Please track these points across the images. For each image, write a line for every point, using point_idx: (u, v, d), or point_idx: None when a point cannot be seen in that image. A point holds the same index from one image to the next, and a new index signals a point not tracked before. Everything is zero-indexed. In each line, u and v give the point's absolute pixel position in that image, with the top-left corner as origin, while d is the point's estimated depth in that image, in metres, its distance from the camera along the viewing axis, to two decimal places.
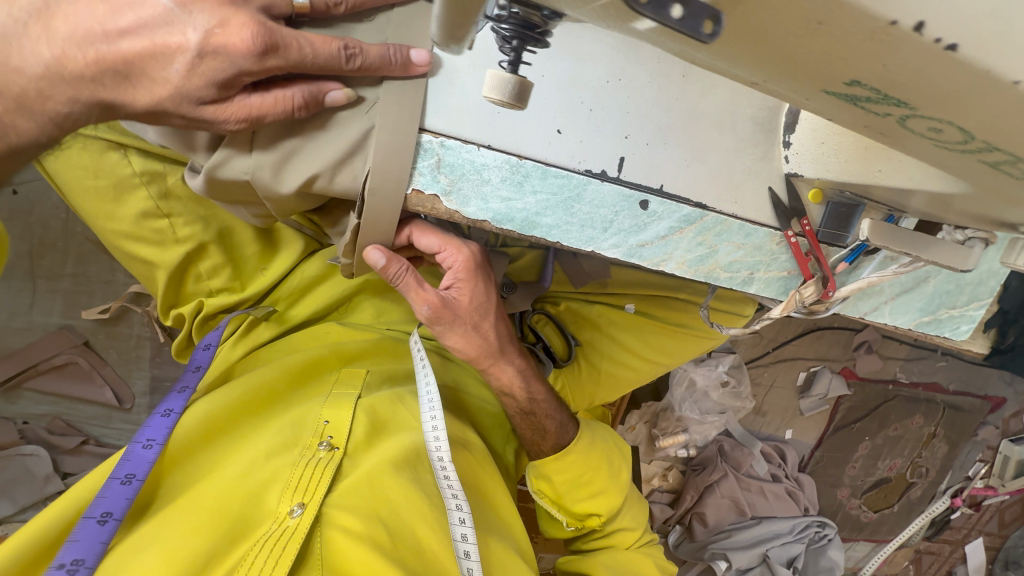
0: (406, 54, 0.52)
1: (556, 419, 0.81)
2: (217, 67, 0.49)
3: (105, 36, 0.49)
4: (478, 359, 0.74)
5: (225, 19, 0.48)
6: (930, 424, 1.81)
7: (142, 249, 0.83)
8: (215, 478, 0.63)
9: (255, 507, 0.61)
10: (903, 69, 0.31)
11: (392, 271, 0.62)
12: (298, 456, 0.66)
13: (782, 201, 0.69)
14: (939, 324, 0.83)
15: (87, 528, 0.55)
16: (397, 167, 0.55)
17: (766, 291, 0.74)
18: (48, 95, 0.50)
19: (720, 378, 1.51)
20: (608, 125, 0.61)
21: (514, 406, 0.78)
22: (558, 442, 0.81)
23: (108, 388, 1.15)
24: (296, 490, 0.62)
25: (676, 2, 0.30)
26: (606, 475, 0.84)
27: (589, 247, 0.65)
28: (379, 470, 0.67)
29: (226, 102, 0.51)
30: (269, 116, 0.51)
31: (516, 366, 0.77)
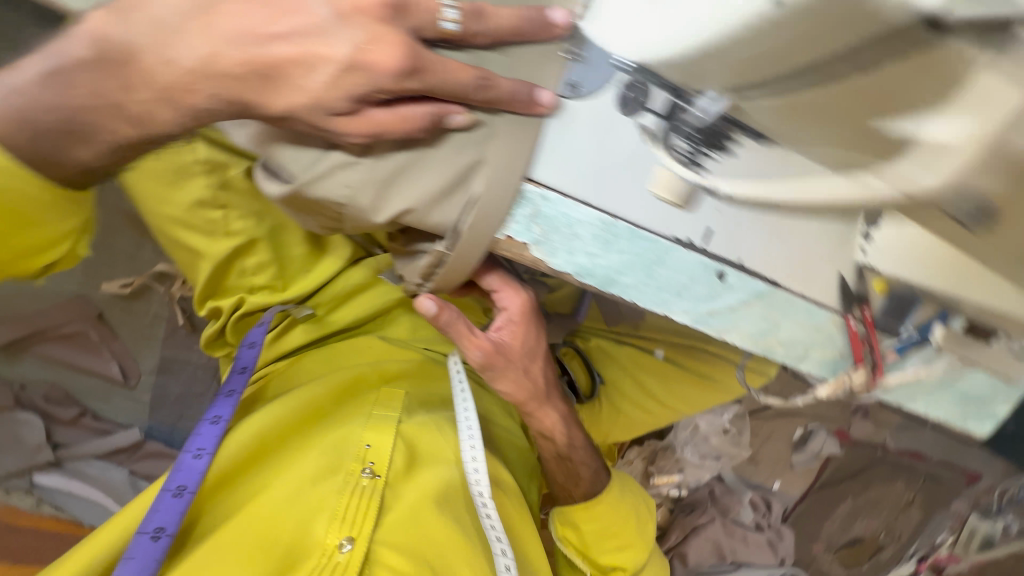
0: (533, 92, 0.51)
1: (591, 466, 0.82)
2: (358, 83, 0.47)
3: (257, 39, 0.46)
4: (525, 402, 0.75)
5: (377, 36, 0.46)
6: (910, 490, 1.82)
7: (192, 237, 0.80)
8: (263, 501, 0.63)
9: (302, 536, 0.61)
10: None
11: (443, 318, 0.65)
12: (343, 483, 0.65)
13: (848, 286, 0.70)
14: (964, 416, 0.84)
15: (142, 546, 0.54)
16: (498, 209, 0.54)
17: (816, 369, 0.75)
18: (192, 89, 0.47)
19: (723, 426, 1.54)
20: (703, 196, 0.60)
21: (551, 449, 0.79)
22: (590, 489, 0.81)
23: (115, 362, 1.11)
24: (344, 522, 0.62)
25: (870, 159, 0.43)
26: (633, 529, 0.82)
27: (660, 309, 0.65)
28: (420, 505, 0.67)
29: (352, 116, 0.47)
30: (391, 134, 0.48)
31: (560, 411, 0.79)
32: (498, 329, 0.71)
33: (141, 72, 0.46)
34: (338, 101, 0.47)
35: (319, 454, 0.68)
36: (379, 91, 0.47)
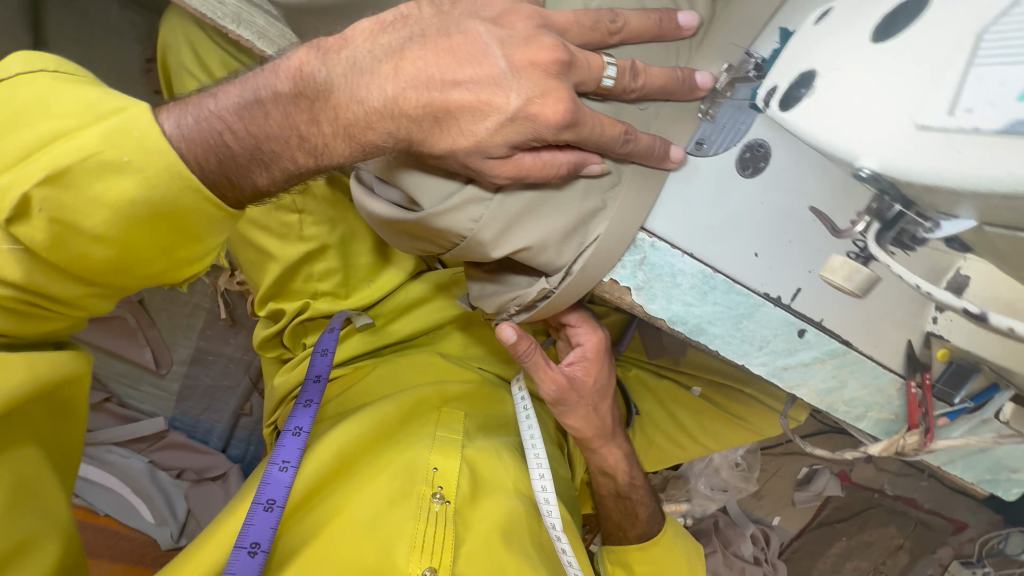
0: (667, 148, 0.54)
1: (648, 506, 0.84)
2: (521, 132, 0.49)
3: (440, 84, 0.48)
4: (591, 438, 0.76)
5: (546, 91, 0.48)
6: (901, 535, 1.86)
7: (266, 239, 0.80)
8: (341, 524, 0.63)
9: (384, 563, 0.61)
10: None
11: (522, 348, 0.64)
12: (416, 508, 0.66)
13: (914, 353, 0.72)
14: (995, 483, 0.88)
15: (241, 563, 0.56)
16: (612, 256, 0.55)
17: (870, 428, 0.77)
18: (373, 127, 0.49)
19: (735, 459, 1.56)
20: (798, 258, 0.62)
21: (609, 486, 0.82)
22: (644, 533, 0.82)
23: (148, 350, 1.09)
24: (424, 551, 0.62)
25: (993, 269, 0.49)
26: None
27: (740, 361, 0.67)
28: (492, 539, 0.67)
29: (500, 158, 0.49)
30: (534, 178, 0.50)
31: (622, 449, 0.81)
32: (571, 363, 0.72)
33: (332, 108, 0.48)
34: (496, 146, 0.49)
35: (390, 476, 0.68)
36: (537, 138, 0.49)
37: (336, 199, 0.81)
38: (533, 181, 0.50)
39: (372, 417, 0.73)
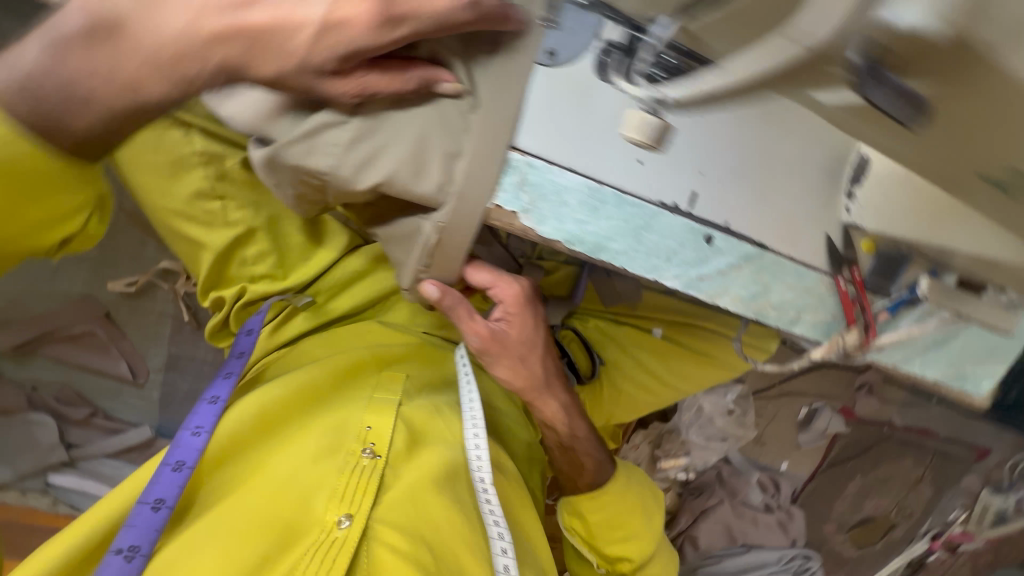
0: (522, 18, 0.54)
1: (595, 457, 0.85)
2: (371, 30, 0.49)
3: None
4: (525, 391, 0.76)
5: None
6: (918, 467, 1.83)
7: (192, 229, 0.82)
8: (264, 477, 0.69)
9: (304, 513, 0.66)
10: None
11: (446, 303, 0.66)
12: (343, 461, 0.71)
13: (836, 248, 0.71)
14: (962, 377, 0.85)
15: (143, 515, 0.61)
16: (485, 180, 0.56)
17: (809, 332, 0.75)
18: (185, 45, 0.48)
19: (727, 406, 1.55)
20: (685, 161, 0.62)
21: (554, 438, 0.82)
22: (593, 481, 0.84)
23: (124, 361, 1.13)
24: (343, 499, 0.67)
25: None
26: (643, 524, 0.85)
27: (651, 276, 0.66)
28: (420, 486, 0.72)
29: (346, 76, 0.51)
30: (383, 92, 0.52)
31: (560, 401, 0.80)
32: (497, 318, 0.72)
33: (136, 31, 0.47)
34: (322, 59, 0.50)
35: (321, 434, 0.73)
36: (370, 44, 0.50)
37: (253, 180, 0.82)
38: (385, 95, 0.53)
39: (302, 381, 0.79)
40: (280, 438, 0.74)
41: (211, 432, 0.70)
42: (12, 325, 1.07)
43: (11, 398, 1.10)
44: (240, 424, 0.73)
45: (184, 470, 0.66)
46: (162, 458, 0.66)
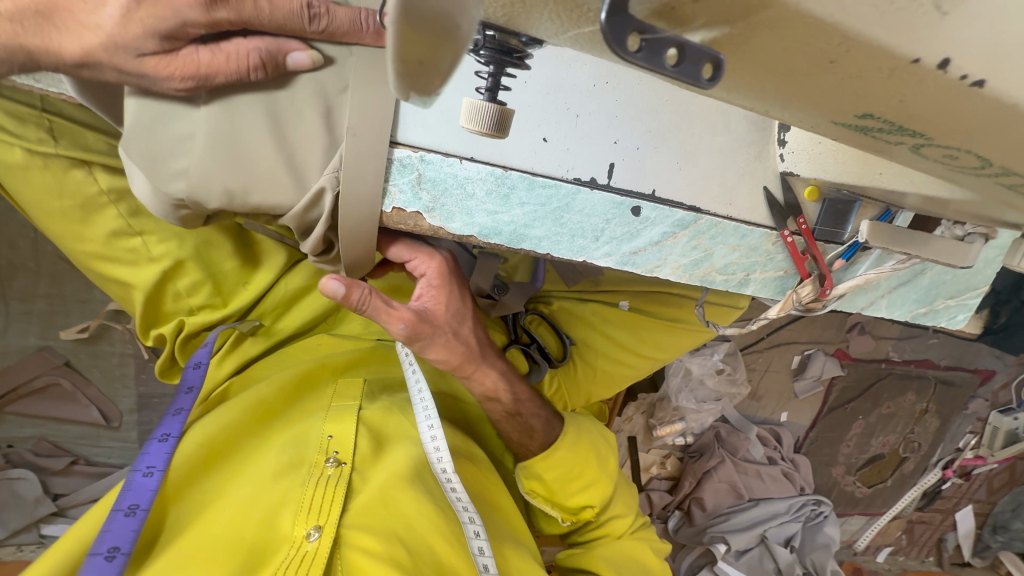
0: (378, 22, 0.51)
1: (542, 417, 0.93)
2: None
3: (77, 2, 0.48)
4: (462, 365, 0.79)
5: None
6: (922, 400, 1.79)
7: (117, 269, 0.76)
8: (227, 503, 0.68)
9: (270, 533, 0.65)
10: (922, 104, 0.30)
11: (354, 298, 0.61)
12: (307, 474, 0.71)
13: (777, 199, 0.66)
14: (935, 314, 0.81)
15: (96, 566, 0.58)
16: (371, 188, 0.53)
17: (762, 291, 0.71)
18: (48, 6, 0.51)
19: (716, 366, 1.52)
20: (595, 131, 0.58)
21: (500, 409, 0.87)
22: (545, 440, 0.92)
23: (94, 407, 1.13)
24: (311, 512, 0.67)
25: (671, 45, 0.27)
26: (595, 467, 0.95)
27: (580, 257, 0.62)
28: (389, 485, 0.73)
29: (173, 56, 0.49)
30: (220, 73, 0.49)
31: (499, 370, 0.86)
32: (420, 297, 0.72)
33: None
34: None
35: (282, 450, 0.73)
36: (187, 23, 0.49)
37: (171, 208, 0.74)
38: (224, 79, 0.49)
39: (256, 399, 0.80)
40: (241, 464, 0.75)
41: (163, 469, 0.69)
42: None
43: None
44: (192, 450, 0.73)
45: (139, 513, 0.64)
46: (114, 503, 0.64)
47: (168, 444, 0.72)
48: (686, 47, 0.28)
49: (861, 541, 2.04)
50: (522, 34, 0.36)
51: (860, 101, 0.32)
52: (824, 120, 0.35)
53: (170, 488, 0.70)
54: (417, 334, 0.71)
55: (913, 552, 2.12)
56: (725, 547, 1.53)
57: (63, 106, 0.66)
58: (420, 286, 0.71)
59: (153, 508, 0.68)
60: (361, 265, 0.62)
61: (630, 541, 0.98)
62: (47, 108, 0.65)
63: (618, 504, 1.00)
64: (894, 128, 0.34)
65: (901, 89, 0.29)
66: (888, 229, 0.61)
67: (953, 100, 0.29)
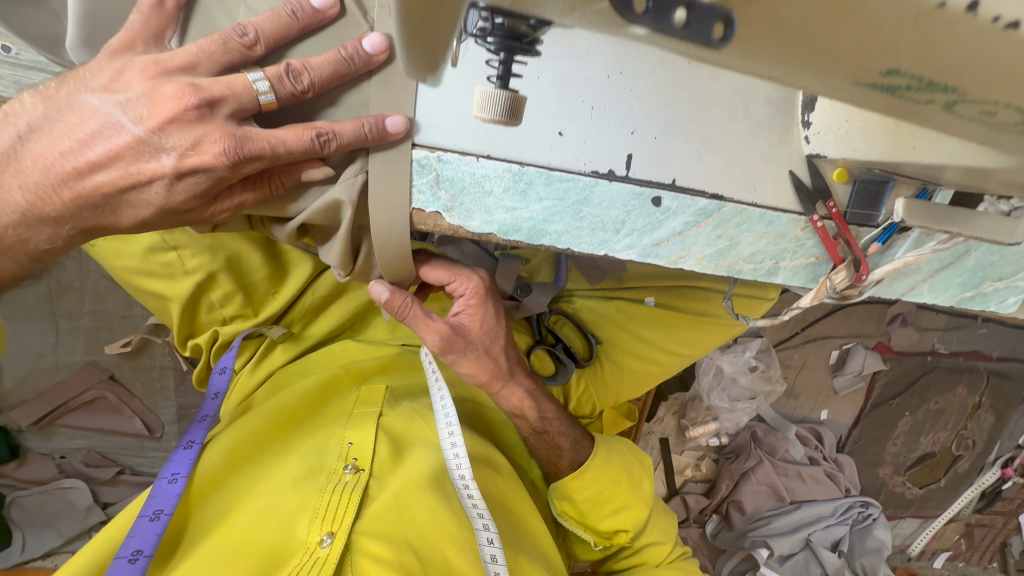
0: (361, 47, 0.51)
1: (570, 436, 0.91)
2: (197, 184, 0.51)
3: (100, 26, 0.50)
4: (490, 382, 0.79)
5: (196, 139, 0.49)
6: (974, 394, 1.70)
7: (154, 284, 0.79)
8: (248, 507, 0.70)
9: (287, 538, 0.66)
10: (953, 49, 0.29)
11: (397, 304, 0.64)
12: (325, 481, 0.71)
13: (805, 183, 0.63)
14: (983, 298, 0.77)
15: (120, 567, 0.61)
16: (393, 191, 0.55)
17: (793, 280, 0.69)
18: None
19: (748, 363, 1.47)
20: (611, 122, 0.58)
21: (526, 426, 0.87)
22: (575, 459, 0.91)
23: (137, 419, 1.18)
24: (325, 518, 0.68)
25: (679, 7, 0.30)
26: (628, 491, 0.92)
27: (602, 251, 0.62)
28: (405, 491, 0.73)
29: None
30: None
31: (526, 388, 0.84)
32: (457, 312, 0.74)
33: None
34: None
35: (303, 457, 0.74)
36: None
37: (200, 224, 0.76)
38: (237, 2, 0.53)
39: (281, 406, 0.81)
40: (264, 467, 0.75)
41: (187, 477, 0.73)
42: (27, 402, 1.11)
43: (44, 469, 1.16)
44: (219, 459, 0.76)
45: (163, 518, 0.68)
46: (141, 510, 0.68)
47: (193, 452, 0.77)
48: (694, 8, 0.30)
49: (915, 546, 1.93)
50: (530, 17, 0.35)
51: (885, 58, 0.30)
52: (846, 84, 0.33)
53: (196, 491, 0.74)
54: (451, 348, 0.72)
55: (974, 557, 2.00)
56: (768, 552, 1.47)
57: None
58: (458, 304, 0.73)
59: (177, 514, 0.72)
60: (390, 271, 0.63)
61: (669, 570, 0.94)
62: None
63: (654, 531, 0.97)
64: (924, 85, 0.32)
65: (925, 41, 0.29)
66: (924, 206, 0.58)
67: (983, 49, 0.28)
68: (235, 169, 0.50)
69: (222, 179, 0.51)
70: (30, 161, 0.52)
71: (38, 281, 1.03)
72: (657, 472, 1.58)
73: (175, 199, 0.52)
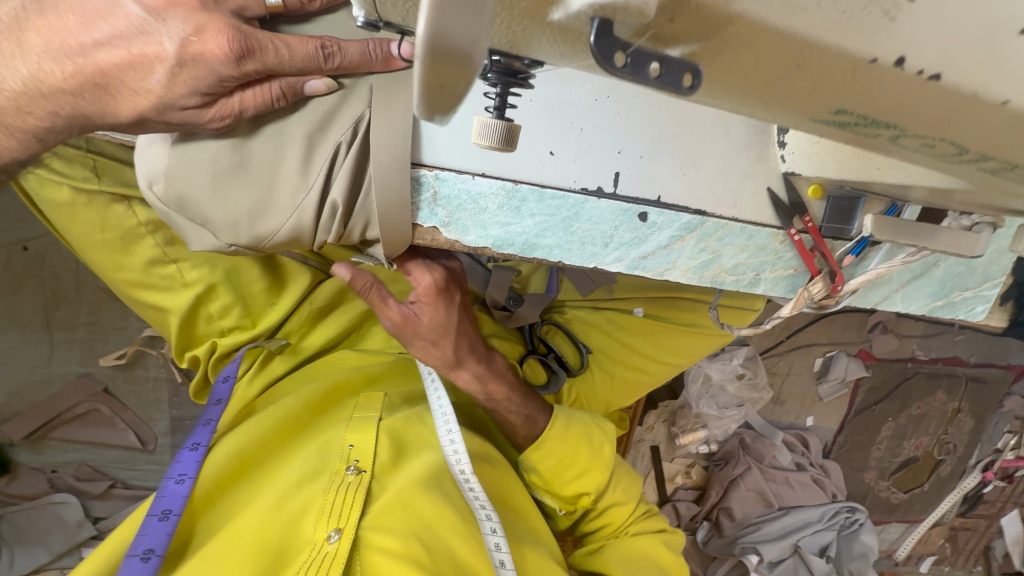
0: (386, 49, 0.55)
1: (523, 413, 0.92)
2: (197, 75, 0.52)
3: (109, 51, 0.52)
4: (435, 369, 0.82)
5: (199, 26, 0.51)
6: (954, 399, 1.75)
7: (155, 296, 0.80)
8: (252, 509, 0.71)
9: (295, 537, 0.68)
10: (889, 99, 0.32)
11: (357, 287, 0.68)
12: (329, 481, 0.72)
13: (782, 199, 0.67)
14: (952, 307, 0.81)
15: (133, 566, 0.62)
16: (392, 210, 0.57)
17: (773, 290, 0.72)
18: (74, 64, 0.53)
19: (735, 371, 1.51)
20: (600, 142, 0.61)
21: (477, 401, 0.88)
22: (530, 432, 0.92)
23: (131, 431, 1.18)
24: (331, 515, 0.69)
25: (653, 60, 0.31)
26: (587, 455, 0.92)
27: (591, 263, 0.65)
28: (409, 490, 0.74)
29: None
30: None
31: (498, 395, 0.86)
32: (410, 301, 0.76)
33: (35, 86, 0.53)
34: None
35: (307, 459, 0.76)
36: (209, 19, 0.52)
37: None
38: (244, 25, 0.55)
39: (283, 411, 0.83)
40: (266, 475, 0.77)
41: (194, 477, 0.73)
42: (20, 416, 1.11)
43: (34, 483, 1.15)
44: (222, 462, 0.77)
45: (172, 518, 0.69)
46: (150, 508, 0.69)
47: (199, 453, 0.76)
48: (666, 59, 0.31)
49: (901, 550, 1.96)
50: (525, 57, 0.39)
51: (832, 101, 0.34)
52: (804, 120, 0.37)
53: (204, 495, 0.74)
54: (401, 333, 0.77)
55: (958, 560, 2.04)
56: (758, 558, 1.50)
57: (106, 147, 0.72)
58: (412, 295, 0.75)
59: (184, 516, 0.72)
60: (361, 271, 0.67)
61: (646, 537, 0.96)
62: (95, 149, 0.71)
63: (618, 492, 0.98)
64: (869, 122, 0.36)
65: (865, 87, 0.32)
66: (893, 222, 0.62)
67: (917, 95, 0.32)
68: (235, 66, 0.52)
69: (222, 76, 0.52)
70: None
71: (35, 293, 1.04)
72: (648, 479, 1.60)
73: (175, 90, 0.53)
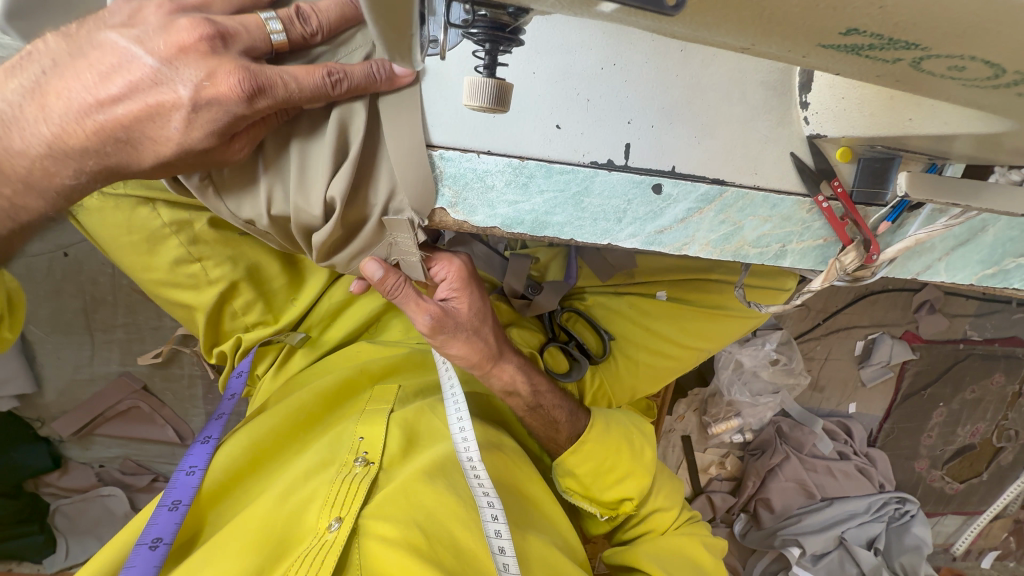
0: None
1: (566, 408, 0.90)
2: (214, 119, 0.51)
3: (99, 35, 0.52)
4: (481, 363, 0.80)
5: (211, 70, 0.49)
6: (1013, 382, 1.63)
7: (181, 293, 0.83)
8: (262, 499, 0.72)
9: (298, 526, 0.69)
10: (907, 10, 0.29)
11: (389, 283, 0.65)
12: (336, 472, 0.73)
13: (807, 164, 0.63)
14: (1005, 275, 0.75)
15: (141, 554, 0.65)
16: (401, 146, 0.56)
17: (802, 263, 0.68)
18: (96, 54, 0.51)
19: (769, 356, 1.45)
20: (608, 113, 0.59)
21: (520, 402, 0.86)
22: (572, 432, 0.90)
23: (169, 427, 1.23)
24: (334, 505, 0.69)
25: None
26: (629, 458, 0.91)
27: (605, 240, 0.63)
28: (413, 480, 0.74)
29: None
30: None
31: (517, 363, 0.85)
32: (444, 298, 0.75)
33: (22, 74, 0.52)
34: None
35: (317, 451, 0.77)
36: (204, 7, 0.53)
37: (226, 236, 0.80)
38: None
39: (296, 405, 0.84)
40: (280, 465, 0.79)
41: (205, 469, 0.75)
42: (67, 414, 1.17)
43: (84, 477, 1.22)
44: (235, 452, 0.79)
45: (181, 508, 0.71)
46: (161, 499, 0.71)
47: (209, 445, 0.81)
48: None
49: (959, 545, 1.84)
50: (507, 6, 0.37)
51: (840, 17, 0.31)
52: (811, 46, 0.34)
53: (216, 485, 0.76)
54: (442, 328, 0.73)
55: None
56: (800, 551, 1.43)
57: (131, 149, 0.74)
58: (443, 290, 0.74)
59: (194, 508, 0.74)
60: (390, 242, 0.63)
61: (678, 537, 0.93)
62: None
63: (660, 497, 0.95)
64: (885, 43, 0.33)
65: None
66: (930, 179, 0.58)
67: (936, 3, 0.29)
68: None
69: (239, 116, 0.51)
70: (52, 135, 0.53)
71: (75, 296, 1.09)
72: (680, 470, 1.56)
73: (193, 131, 0.51)
